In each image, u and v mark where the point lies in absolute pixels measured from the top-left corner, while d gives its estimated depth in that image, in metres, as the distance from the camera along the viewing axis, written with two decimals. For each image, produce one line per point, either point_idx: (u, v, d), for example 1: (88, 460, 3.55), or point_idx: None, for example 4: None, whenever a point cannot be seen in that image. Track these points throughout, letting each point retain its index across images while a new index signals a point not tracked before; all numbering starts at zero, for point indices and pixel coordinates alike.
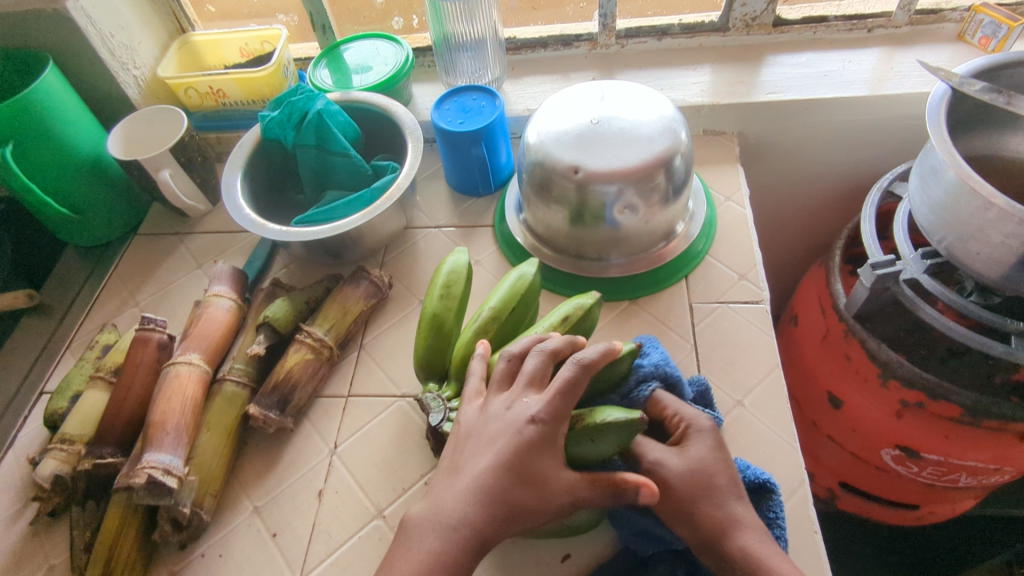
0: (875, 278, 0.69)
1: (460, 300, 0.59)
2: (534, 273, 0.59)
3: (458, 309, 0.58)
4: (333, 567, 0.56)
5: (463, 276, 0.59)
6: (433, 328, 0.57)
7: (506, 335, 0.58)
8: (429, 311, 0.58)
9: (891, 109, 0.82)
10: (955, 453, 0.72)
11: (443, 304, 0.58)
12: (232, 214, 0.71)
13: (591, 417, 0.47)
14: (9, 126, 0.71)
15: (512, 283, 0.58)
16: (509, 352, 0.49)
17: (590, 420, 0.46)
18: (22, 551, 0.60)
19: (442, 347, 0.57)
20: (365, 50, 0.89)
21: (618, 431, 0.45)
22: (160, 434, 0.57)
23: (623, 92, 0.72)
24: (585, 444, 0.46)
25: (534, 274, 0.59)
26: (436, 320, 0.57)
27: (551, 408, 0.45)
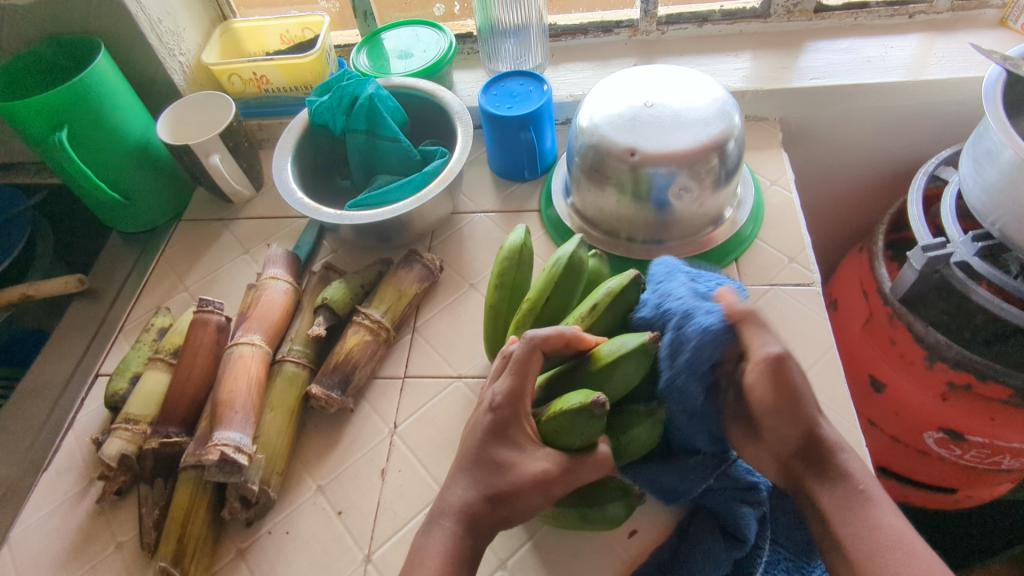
0: (926, 260, 0.70)
1: (510, 285, 0.58)
2: (573, 251, 0.54)
3: (510, 296, 0.58)
4: (400, 543, 0.57)
5: (514, 260, 0.57)
6: (491, 316, 0.58)
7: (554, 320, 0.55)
8: (488, 301, 0.59)
9: (934, 95, 0.82)
10: (1000, 435, 0.73)
11: (496, 294, 0.58)
12: (285, 197, 0.72)
13: (556, 402, 0.46)
14: (63, 110, 0.72)
15: (553, 265, 0.54)
16: (505, 347, 0.51)
17: (554, 409, 0.46)
18: (90, 529, 0.61)
19: (502, 336, 0.59)
20: (406, 37, 0.90)
21: (570, 417, 0.44)
22: (229, 413, 0.58)
23: (674, 76, 0.72)
24: (554, 431, 0.46)
25: (573, 253, 0.54)
26: (493, 310, 0.58)
27: (504, 391, 0.47)
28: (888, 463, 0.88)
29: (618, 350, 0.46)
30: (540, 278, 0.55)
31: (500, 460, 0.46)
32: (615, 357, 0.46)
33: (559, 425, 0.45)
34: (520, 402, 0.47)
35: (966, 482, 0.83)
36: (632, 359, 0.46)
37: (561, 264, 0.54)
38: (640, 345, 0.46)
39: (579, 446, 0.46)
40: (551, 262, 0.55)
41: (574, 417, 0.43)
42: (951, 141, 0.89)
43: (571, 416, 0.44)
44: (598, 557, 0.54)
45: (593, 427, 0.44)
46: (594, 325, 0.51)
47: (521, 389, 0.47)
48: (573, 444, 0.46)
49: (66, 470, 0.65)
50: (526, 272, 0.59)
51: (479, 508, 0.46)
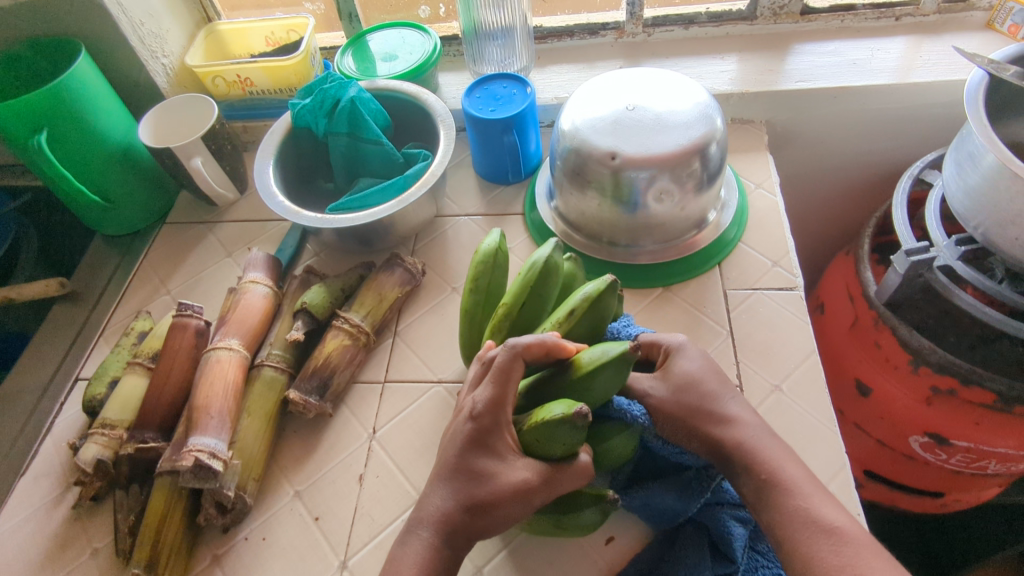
0: (909, 264, 0.69)
1: (485, 289, 0.57)
2: (546, 255, 0.53)
3: (486, 301, 0.57)
4: (377, 550, 0.57)
5: (489, 265, 0.57)
6: (467, 320, 0.58)
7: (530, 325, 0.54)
8: (464, 306, 0.58)
9: (920, 97, 0.82)
10: (984, 440, 0.72)
11: (472, 299, 0.57)
12: (266, 201, 0.71)
13: (536, 412, 0.45)
14: (42, 114, 0.71)
15: (527, 268, 0.53)
16: (484, 355, 0.49)
17: (534, 418, 0.44)
18: (65, 535, 0.61)
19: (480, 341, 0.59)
20: (391, 39, 0.89)
21: (552, 427, 0.42)
22: (205, 418, 0.58)
23: (656, 80, 0.72)
24: (534, 441, 0.44)
25: (547, 258, 0.53)
26: (469, 314, 0.57)
27: (485, 399, 0.45)
28: (874, 467, 0.88)
29: (599, 358, 0.45)
30: (514, 282, 0.54)
31: (480, 468, 0.46)
32: (596, 365, 0.45)
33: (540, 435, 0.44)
34: (502, 410, 0.45)
35: (952, 486, 0.83)
36: (613, 366, 0.45)
37: (534, 268, 0.52)
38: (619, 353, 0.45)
39: (560, 455, 0.45)
40: (525, 266, 0.54)
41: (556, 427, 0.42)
42: (938, 143, 0.88)
43: (552, 426, 0.42)
44: (576, 564, 0.54)
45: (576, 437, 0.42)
46: (572, 329, 0.50)
47: (503, 397, 0.45)
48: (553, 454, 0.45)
49: (43, 475, 0.65)
50: (500, 275, 0.58)
51: (452, 516, 0.45)
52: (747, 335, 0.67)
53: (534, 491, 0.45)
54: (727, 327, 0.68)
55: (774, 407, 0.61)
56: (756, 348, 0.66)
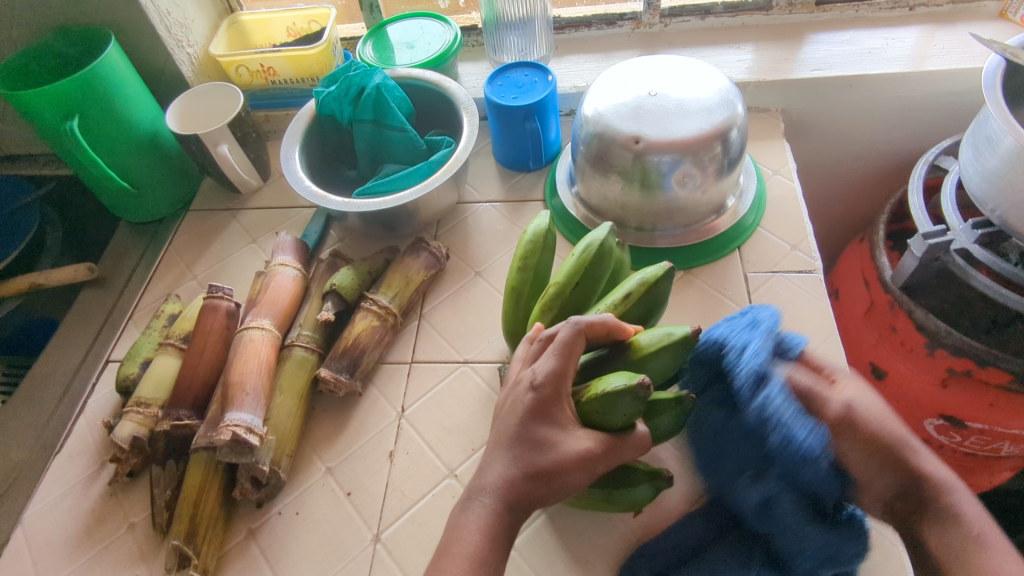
0: (926, 248, 0.71)
1: (535, 270, 0.58)
2: (603, 239, 0.55)
3: (533, 281, 0.58)
4: (409, 523, 0.58)
5: (538, 247, 0.58)
6: (513, 299, 0.59)
7: (577, 308, 0.55)
8: (508, 284, 0.59)
9: (934, 86, 0.83)
10: (998, 421, 0.74)
11: (520, 277, 0.58)
12: (293, 185, 0.73)
13: (595, 384, 0.47)
14: (74, 100, 0.73)
15: (584, 250, 0.55)
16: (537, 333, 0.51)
17: (594, 391, 0.46)
18: (102, 510, 0.62)
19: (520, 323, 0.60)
20: (411, 29, 0.90)
21: (614, 398, 0.44)
22: (240, 395, 0.59)
23: (677, 68, 0.73)
24: (595, 412, 0.46)
25: (604, 241, 0.55)
26: (515, 294, 0.59)
27: (546, 371, 0.47)
28: None
29: (661, 340, 0.48)
30: (566, 263, 0.56)
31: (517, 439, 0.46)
32: (657, 346, 0.48)
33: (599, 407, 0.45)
34: (563, 382, 0.47)
35: (966, 468, 0.84)
36: (678, 347, 0.48)
37: (593, 249, 0.54)
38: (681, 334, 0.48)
39: (620, 426, 0.47)
40: (579, 248, 0.56)
41: (616, 397, 0.44)
42: (952, 132, 0.90)
43: (614, 397, 0.44)
44: (605, 536, 0.55)
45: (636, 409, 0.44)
46: (630, 313, 0.52)
47: (563, 370, 0.47)
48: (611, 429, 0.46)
49: (78, 453, 0.66)
50: (548, 258, 0.59)
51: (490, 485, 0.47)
52: None
53: (596, 459, 0.46)
54: (748, 308, 0.69)
55: None
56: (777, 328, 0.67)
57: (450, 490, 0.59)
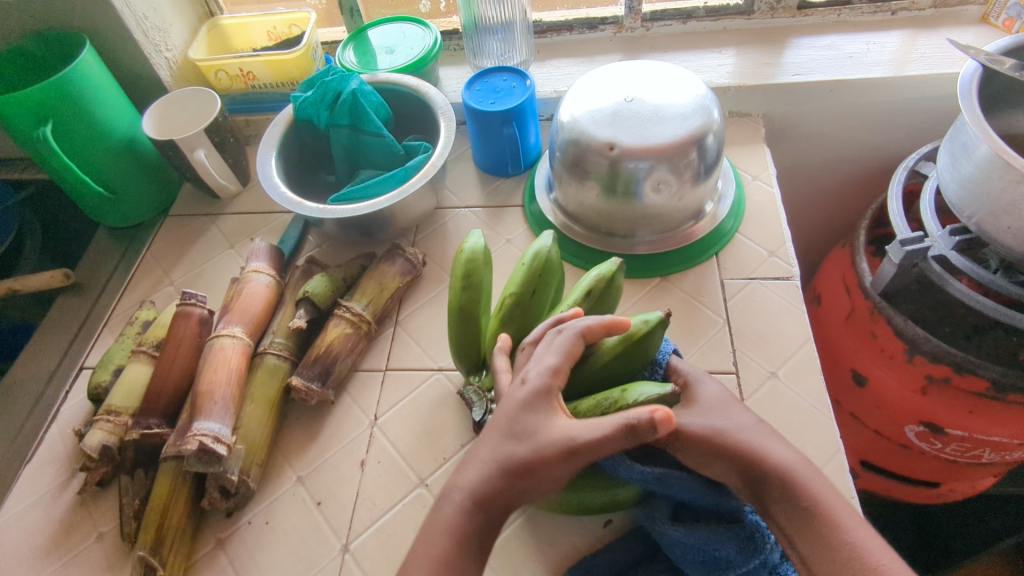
0: (904, 254, 0.70)
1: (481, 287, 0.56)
2: (551, 246, 0.55)
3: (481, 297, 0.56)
4: (378, 533, 0.58)
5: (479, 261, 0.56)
6: (463, 319, 0.56)
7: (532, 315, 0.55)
8: (452, 304, 0.56)
9: (915, 90, 0.82)
10: (978, 428, 0.73)
11: (467, 295, 0.55)
12: (268, 191, 0.72)
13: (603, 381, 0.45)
14: (48, 106, 0.72)
15: (531, 259, 0.54)
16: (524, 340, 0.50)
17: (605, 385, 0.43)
18: (71, 519, 0.62)
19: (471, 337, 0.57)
20: (391, 33, 0.90)
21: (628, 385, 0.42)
22: (209, 404, 0.59)
23: (653, 73, 0.72)
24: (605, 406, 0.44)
25: (552, 248, 0.55)
26: (462, 312, 0.55)
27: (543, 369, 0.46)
28: (871, 457, 0.88)
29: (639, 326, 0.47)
30: (516, 274, 0.55)
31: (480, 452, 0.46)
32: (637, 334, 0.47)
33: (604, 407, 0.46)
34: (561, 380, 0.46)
35: (947, 475, 0.84)
36: (651, 337, 0.47)
37: (542, 258, 0.54)
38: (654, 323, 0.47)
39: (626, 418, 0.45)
40: (525, 258, 0.55)
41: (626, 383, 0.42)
42: (934, 136, 0.89)
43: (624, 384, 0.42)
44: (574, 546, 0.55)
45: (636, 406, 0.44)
46: (590, 310, 0.52)
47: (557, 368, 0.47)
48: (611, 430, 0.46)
49: (49, 461, 0.66)
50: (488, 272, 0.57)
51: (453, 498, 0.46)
52: (744, 323, 0.68)
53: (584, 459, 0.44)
54: (724, 315, 0.69)
55: (770, 393, 0.62)
56: (752, 336, 0.67)
57: (420, 500, 0.59)
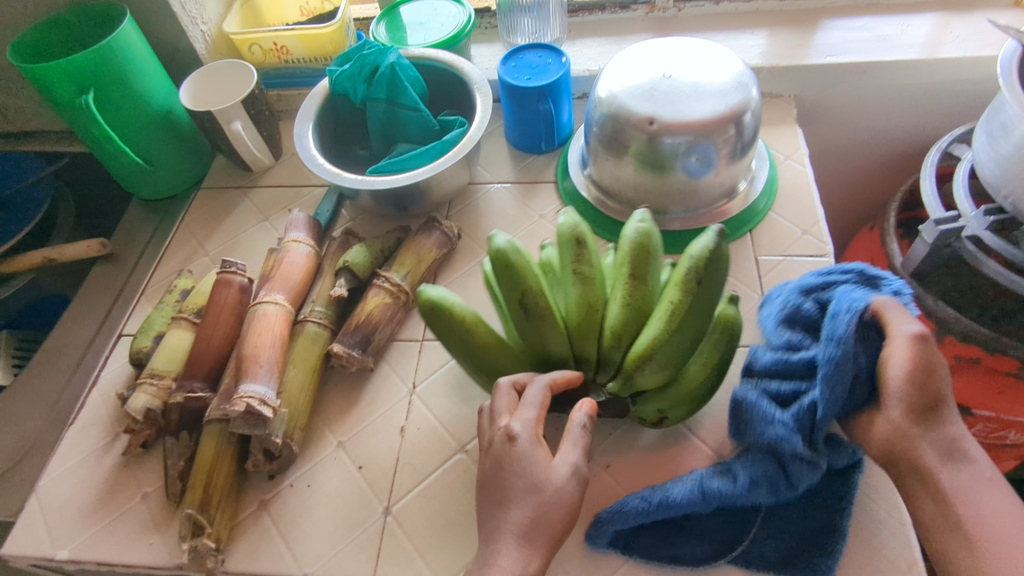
0: (937, 234, 0.72)
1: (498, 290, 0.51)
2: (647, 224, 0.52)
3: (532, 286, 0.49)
4: (420, 497, 0.59)
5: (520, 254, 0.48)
6: (522, 314, 0.50)
7: (638, 302, 0.51)
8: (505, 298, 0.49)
9: (948, 73, 0.83)
10: (1005, 408, 0.74)
11: (514, 286, 0.49)
12: (307, 162, 0.73)
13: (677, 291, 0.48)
14: (90, 75, 0.73)
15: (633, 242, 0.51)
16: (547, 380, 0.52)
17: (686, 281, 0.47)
18: (116, 480, 0.63)
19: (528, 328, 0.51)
20: (424, 10, 0.90)
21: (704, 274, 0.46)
22: (255, 367, 0.59)
23: (691, 51, 0.73)
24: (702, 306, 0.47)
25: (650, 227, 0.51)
26: (520, 306, 0.49)
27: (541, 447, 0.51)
28: None
29: (701, 249, 0.46)
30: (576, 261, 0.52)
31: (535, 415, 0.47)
32: (701, 258, 0.46)
33: (666, 311, 0.48)
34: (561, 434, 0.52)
35: None
36: (722, 256, 0.46)
37: (573, 235, 0.52)
38: (716, 239, 0.45)
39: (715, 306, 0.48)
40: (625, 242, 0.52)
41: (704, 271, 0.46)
42: (965, 121, 0.89)
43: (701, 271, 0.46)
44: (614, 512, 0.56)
45: (702, 296, 0.47)
46: (700, 281, 0.46)
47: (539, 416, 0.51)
48: (686, 332, 0.48)
49: (92, 424, 0.67)
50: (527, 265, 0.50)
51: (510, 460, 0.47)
52: None
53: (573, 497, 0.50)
54: (759, 291, 0.69)
55: None
56: None
57: (461, 465, 0.60)
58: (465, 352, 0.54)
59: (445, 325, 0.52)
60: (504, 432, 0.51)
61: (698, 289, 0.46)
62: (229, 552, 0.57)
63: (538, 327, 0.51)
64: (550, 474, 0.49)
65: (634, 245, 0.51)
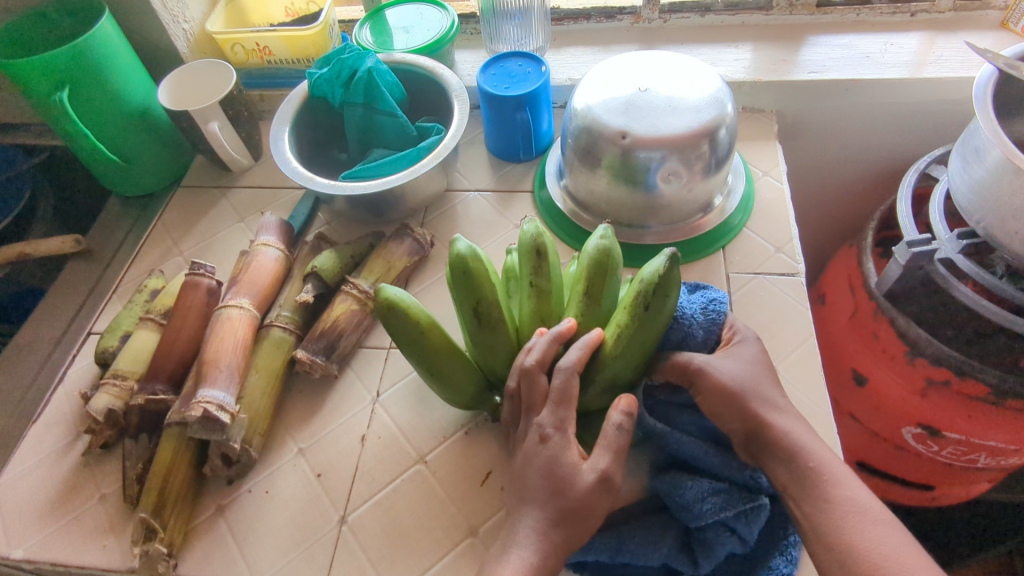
0: (909, 256, 0.71)
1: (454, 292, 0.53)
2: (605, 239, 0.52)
3: (491, 292, 0.51)
4: (376, 507, 0.58)
5: (476, 264, 0.49)
6: (477, 320, 0.51)
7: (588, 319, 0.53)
8: (462, 304, 0.51)
9: (930, 93, 0.82)
10: (976, 433, 0.74)
11: (472, 293, 0.50)
12: (280, 166, 0.73)
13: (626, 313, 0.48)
14: (65, 71, 0.72)
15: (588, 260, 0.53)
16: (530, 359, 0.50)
17: (636, 303, 0.47)
18: (74, 480, 0.63)
19: (483, 334, 0.53)
20: (409, 14, 0.90)
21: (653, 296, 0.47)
22: (214, 372, 0.59)
23: (668, 65, 0.72)
24: (650, 328, 0.48)
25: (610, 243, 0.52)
26: (475, 311, 0.51)
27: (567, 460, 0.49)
28: (868, 458, 0.89)
29: (652, 274, 0.46)
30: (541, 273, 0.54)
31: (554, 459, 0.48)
32: (651, 284, 0.46)
33: (614, 334, 0.49)
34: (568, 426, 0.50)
35: (942, 479, 0.84)
36: (672, 279, 0.46)
37: (533, 244, 0.52)
38: (666, 264, 0.46)
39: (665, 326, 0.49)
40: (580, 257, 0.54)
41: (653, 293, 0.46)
42: (948, 141, 0.89)
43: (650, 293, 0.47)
44: None
45: (646, 323, 0.47)
46: (650, 304, 0.47)
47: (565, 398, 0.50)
48: (627, 357, 0.49)
49: (55, 422, 0.67)
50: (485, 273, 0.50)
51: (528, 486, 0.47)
52: (747, 316, 0.68)
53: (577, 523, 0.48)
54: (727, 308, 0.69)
55: None
56: (755, 330, 0.67)
57: (419, 476, 0.60)
58: (416, 355, 0.52)
59: (398, 331, 0.51)
60: (538, 431, 0.50)
61: (646, 316, 0.47)
62: (182, 558, 0.57)
63: (489, 336, 0.53)
64: (573, 473, 0.48)
65: (593, 259, 0.52)
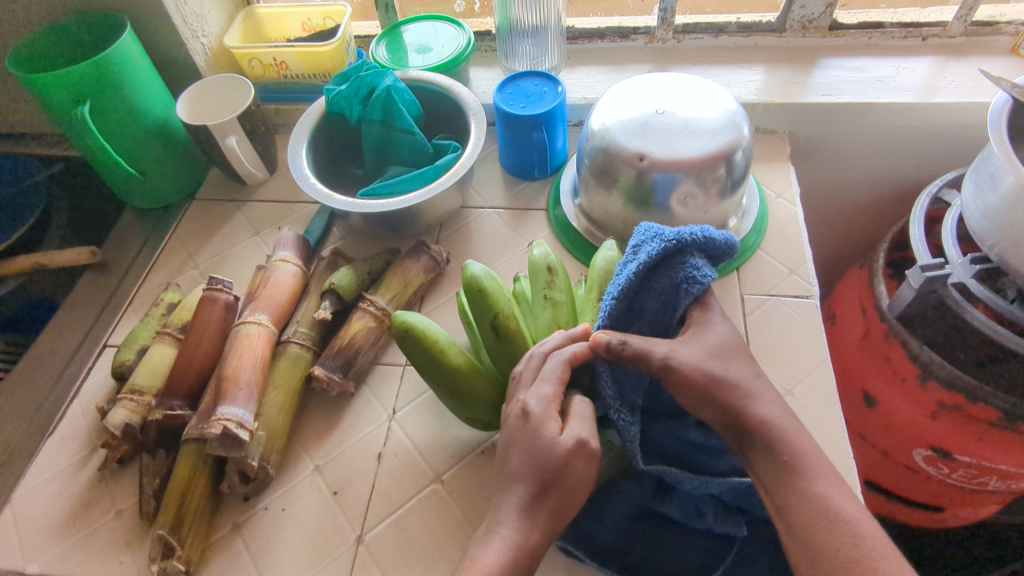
0: (923, 279, 0.72)
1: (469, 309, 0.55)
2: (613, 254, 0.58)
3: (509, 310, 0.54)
4: (392, 527, 0.59)
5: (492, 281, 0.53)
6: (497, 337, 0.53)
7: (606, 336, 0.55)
8: (482, 322, 0.54)
9: (941, 117, 0.83)
10: (986, 456, 0.74)
11: (491, 310, 0.53)
12: (299, 183, 0.73)
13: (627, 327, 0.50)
14: (87, 86, 0.73)
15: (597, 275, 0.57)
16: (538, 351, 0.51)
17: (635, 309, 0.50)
18: (90, 494, 0.63)
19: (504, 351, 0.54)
20: (425, 31, 0.91)
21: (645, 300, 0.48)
22: (233, 389, 0.59)
23: (684, 87, 0.73)
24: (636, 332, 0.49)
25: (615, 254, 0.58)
26: (495, 329, 0.53)
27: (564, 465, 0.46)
28: (875, 477, 0.89)
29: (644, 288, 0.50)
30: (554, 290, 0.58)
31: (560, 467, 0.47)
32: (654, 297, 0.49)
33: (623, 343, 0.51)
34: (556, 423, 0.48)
35: (951, 500, 0.84)
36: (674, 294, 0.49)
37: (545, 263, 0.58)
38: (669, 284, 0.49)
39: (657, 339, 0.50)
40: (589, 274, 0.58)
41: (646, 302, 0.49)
42: (959, 165, 0.90)
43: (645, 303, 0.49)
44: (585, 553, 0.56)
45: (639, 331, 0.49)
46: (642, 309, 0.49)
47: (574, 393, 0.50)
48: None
49: (70, 436, 0.67)
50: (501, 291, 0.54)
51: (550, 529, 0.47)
52: (761, 339, 0.69)
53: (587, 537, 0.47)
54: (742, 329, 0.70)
55: None
56: (769, 352, 0.67)
57: (436, 496, 0.60)
58: (437, 375, 0.54)
59: (420, 352, 0.53)
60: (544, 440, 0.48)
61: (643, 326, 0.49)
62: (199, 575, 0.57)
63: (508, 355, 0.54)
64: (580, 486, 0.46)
65: (603, 271, 0.57)
